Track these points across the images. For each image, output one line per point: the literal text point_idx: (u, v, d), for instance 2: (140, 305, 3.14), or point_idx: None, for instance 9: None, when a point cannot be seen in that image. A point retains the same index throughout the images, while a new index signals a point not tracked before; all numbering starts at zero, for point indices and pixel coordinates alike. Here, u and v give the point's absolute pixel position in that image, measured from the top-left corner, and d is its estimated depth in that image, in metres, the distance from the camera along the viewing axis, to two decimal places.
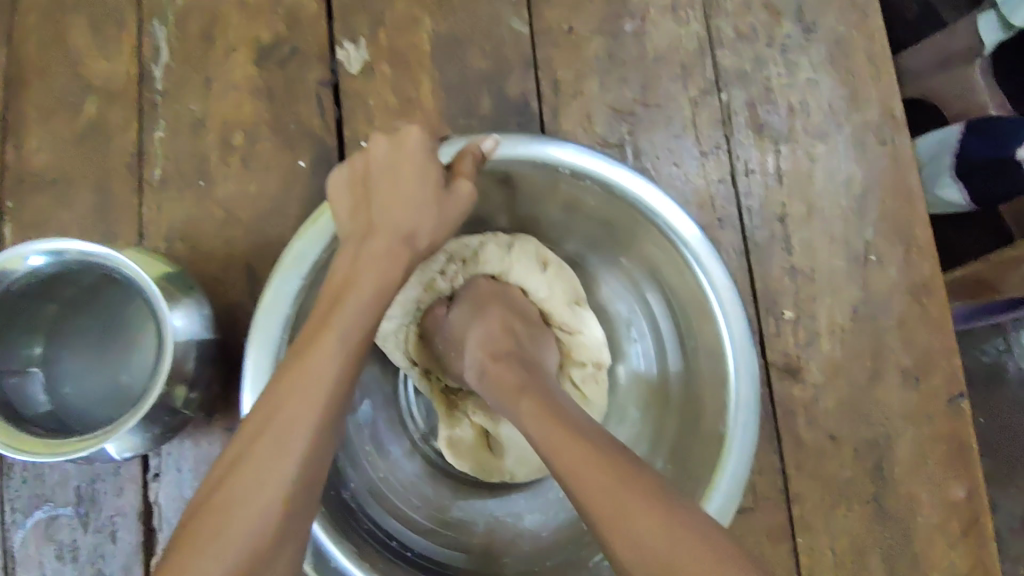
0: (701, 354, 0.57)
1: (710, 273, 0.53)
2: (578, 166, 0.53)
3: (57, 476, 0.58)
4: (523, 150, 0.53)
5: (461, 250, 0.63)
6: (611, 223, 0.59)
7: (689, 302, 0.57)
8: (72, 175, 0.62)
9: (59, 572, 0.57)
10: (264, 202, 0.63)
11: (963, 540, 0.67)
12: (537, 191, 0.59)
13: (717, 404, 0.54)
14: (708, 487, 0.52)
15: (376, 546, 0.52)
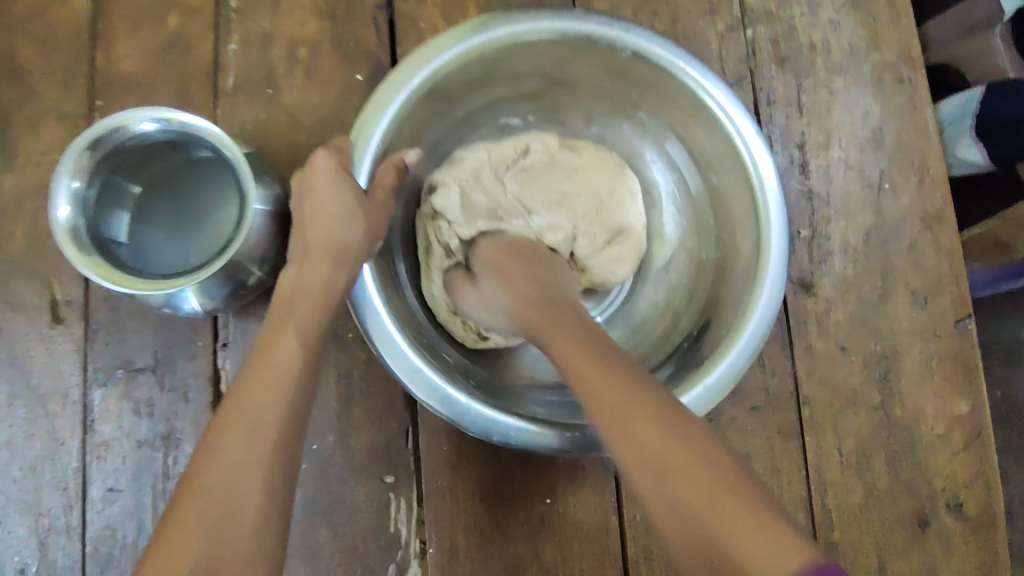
0: (732, 199, 0.65)
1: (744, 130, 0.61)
2: (592, 29, 0.61)
3: (138, 340, 0.65)
4: (536, 22, 0.60)
5: (440, 231, 0.65)
6: (637, 87, 0.67)
7: (719, 153, 0.64)
8: (155, 79, 0.69)
9: (136, 425, 0.64)
10: (325, 110, 0.69)
11: (968, 451, 0.71)
12: (556, 66, 0.66)
13: (751, 236, 0.62)
14: (734, 333, 0.58)
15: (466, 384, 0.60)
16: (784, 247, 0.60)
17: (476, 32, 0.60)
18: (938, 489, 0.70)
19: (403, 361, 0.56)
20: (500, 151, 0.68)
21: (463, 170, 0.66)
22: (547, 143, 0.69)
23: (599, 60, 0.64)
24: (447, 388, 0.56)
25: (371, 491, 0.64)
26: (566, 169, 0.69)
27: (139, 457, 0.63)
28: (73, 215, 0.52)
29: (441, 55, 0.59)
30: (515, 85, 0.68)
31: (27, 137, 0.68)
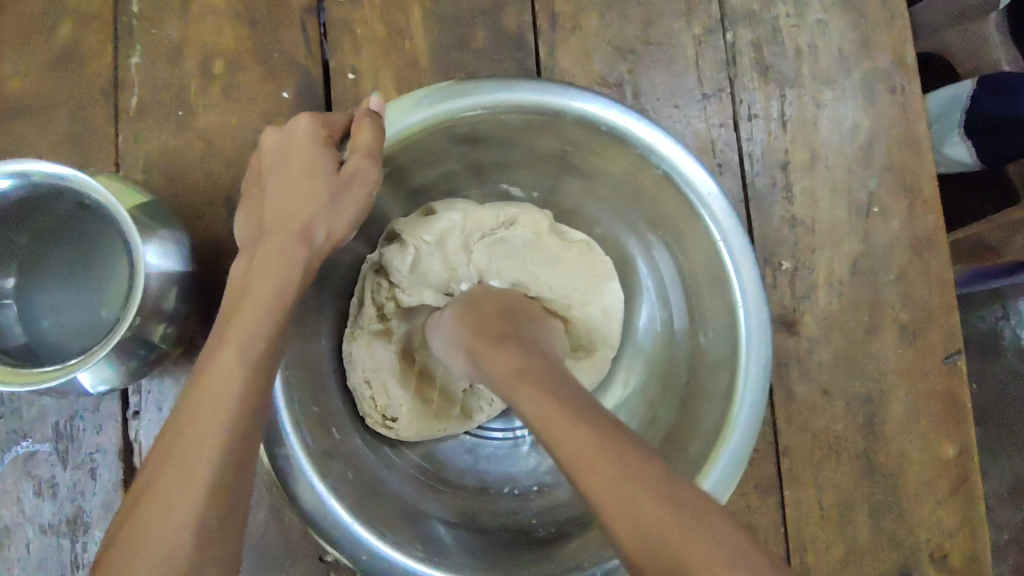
0: (710, 319, 0.55)
1: (743, 265, 0.52)
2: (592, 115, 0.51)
3: (34, 411, 0.57)
4: (509, 93, 0.51)
5: (380, 288, 0.58)
6: (623, 174, 0.57)
7: (706, 270, 0.55)
8: (45, 102, 0.59)
9: (38, 508, 0.56)
10: (246, 135, 0.60)
11: (954, 497, 0.67)
12: (535, 141, 0.56)
13: (724, 373, 0.53)
14: (707, 464, 0.50)
15: (405, 523, 0.51)
16: (761, 394, 0.50)
17: (442, 98, 0.50)
18: (922, 539, 0.66)
19: (313, 498, 0.47)
20: (484, 216, 0.59)
21: (429, 231, 0.58)
22: (537, 222, 0.60)
23: (583, 141, 0.55)
24: (362, 532, 0.48)
25: (310, 571, 0.58)
26: (545, 254, 0.62)
27: (44, 544, 0.56)
28: None
29: (400, 120, 0.50)
30: (495, 154, 0.59)
31: None
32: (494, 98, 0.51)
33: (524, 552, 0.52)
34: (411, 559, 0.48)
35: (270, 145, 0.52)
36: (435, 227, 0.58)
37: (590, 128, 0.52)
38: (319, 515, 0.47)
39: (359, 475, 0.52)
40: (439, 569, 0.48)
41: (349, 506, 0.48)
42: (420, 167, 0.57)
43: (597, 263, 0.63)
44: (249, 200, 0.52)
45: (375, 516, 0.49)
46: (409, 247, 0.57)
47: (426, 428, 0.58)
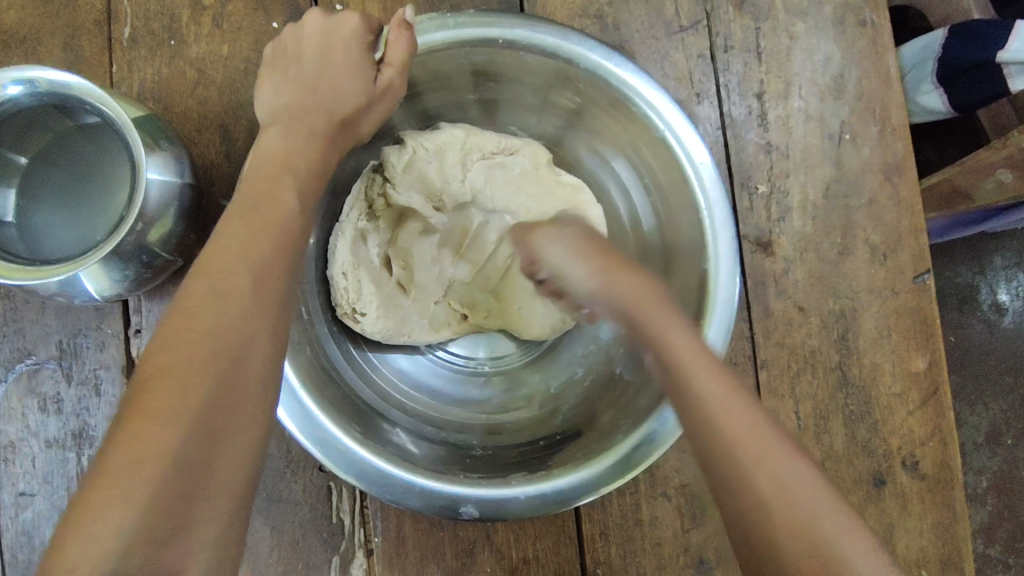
0: (683, 256, 0.59)
1: (715, 210, 0.55)
2: (602, 65, 0.54)
3: (38, 330, 0.58)
4: (532, 31, 0.54)
5: (375, 184, 0.59)
6: (624, 131, 0.59)
7: (681, 214, 0.57)
8: (42, 33, 0.61)
9: (44, 424, 0.58)
10: (236, 63, 0.62)
11: (924, 408, 0.70)
12: (547, 86, 0.59)
13: (692, 302, 0.56)
14: (706, 318, 0.54)
15: (381, 436, 0.53)
16: (727, 318, 0.54)
17: (468, 24, 0.53)
18: (894, 447, 0.70)
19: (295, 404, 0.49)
20: (486, 142, 0.61)
21: (429, 140, 0.59)
22: (537, 153, 0.63)
23: (593, 94, 0.58)
24: (323, 420, 0.50)
25: (309, 480, 0.60)
26: (536, 181, 0.64)
27: (50, 458, 0.58)
28: None
29: (425, 37, 0.54)
30: (506, 93, 0.62)
31: None
32: (521, 36, 0.54)
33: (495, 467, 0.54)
34: (386, 464, 0.50)
35: (314, 27, 0.55)
36: (434, 140, 0.59)
37: (600, 79, 0.55)
38: (301, 422, 0.49)
39: (329, 377, 0.54)
40: (415, 473, 0.50)
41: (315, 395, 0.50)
42: (443, 88, 0.61)
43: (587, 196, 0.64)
44: (274, 72, 0.55)
45: (353, 424, 0.52)
46: (408, 148, 0.58)
47: (392, 326, 0.60)
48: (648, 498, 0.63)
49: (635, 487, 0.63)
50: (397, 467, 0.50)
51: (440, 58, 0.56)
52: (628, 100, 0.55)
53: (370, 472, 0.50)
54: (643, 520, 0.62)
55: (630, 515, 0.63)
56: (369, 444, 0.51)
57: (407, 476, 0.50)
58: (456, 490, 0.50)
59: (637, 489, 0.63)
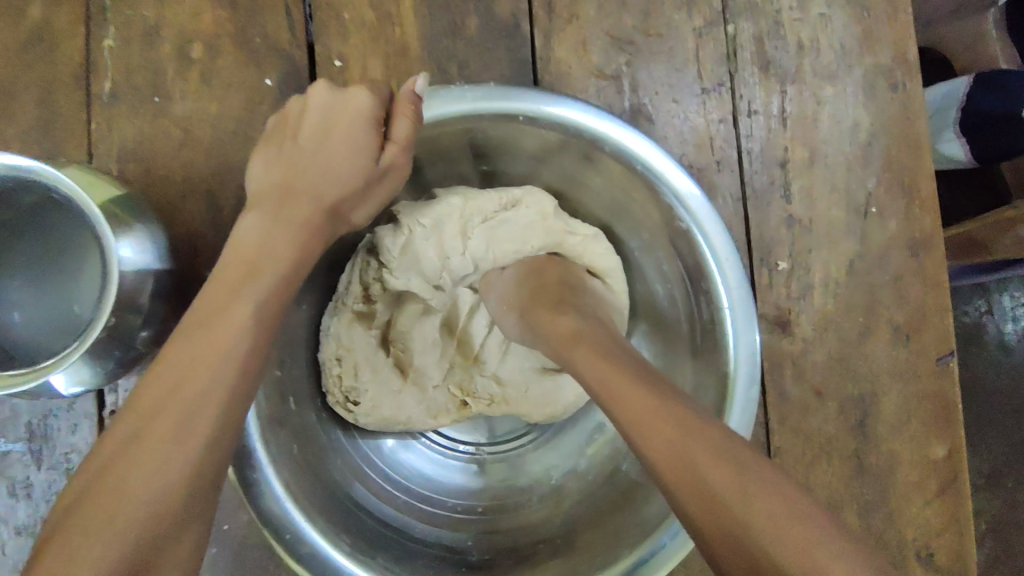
0: (700, 345, 0.55)
1: (739, 311, 0.50)
2: (626, 148, 0.50)
3: (7, 410, 0.54)
4: (551, 107, 0.50)
5: (368, 270, 0.56)
6: (642, 211, 0.55)
7: (701, 305, 0.53)
8: (14, 86, 0.56)
9: (12, 509, 0.54)
10: (226, 123, 0.57)
11: (942, 498, 0.67)
12: (564, 160, 0.56)
13: (711, 399, 0.53)
14: (726, 406, 0.50)
15: (377, 543, 0.50)
16: (751, 418, 0.50)
17: (483, 97, 0.49)
18: (909, 538, 0.67)
19: (285, 520, 0.46)
20: (488, 203, 0.56)
21: (427, 214, 0.55)
22: (541, 205, 0.58)
23: (615, 174, 0.54)
24: (313, 536, 0.46)
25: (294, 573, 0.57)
26: (546, 239, 0.59)
27: (19, 547, 0.54)
28: None
29: (436, 110, 0.50)
30: (522, 165, 0.58)
31: None
32: (540, 114, 0.50)
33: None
34: None
35: (321, 100, 0.50)
36: (431, 212, 0.55)
37: (624, 162, 0.51)
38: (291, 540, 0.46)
39: (320, 478, 0.50)
40: None
41: (303, 508, 0.46)
42: (453, 157, 0.57)
43: (600, 250, 0.60)
44: (269, 145, 0.51)
45: (347, 534, 0.48)
46: (403, 228, 0.55)
47: (387, 414, 0.57)
48: None
49: None
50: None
51: (451, 132, 0.52)
52: (649, 182, 0.51)
53: None
54: None
55: None
56: (363, 560, 0.47)
57: None
58: None
59: None
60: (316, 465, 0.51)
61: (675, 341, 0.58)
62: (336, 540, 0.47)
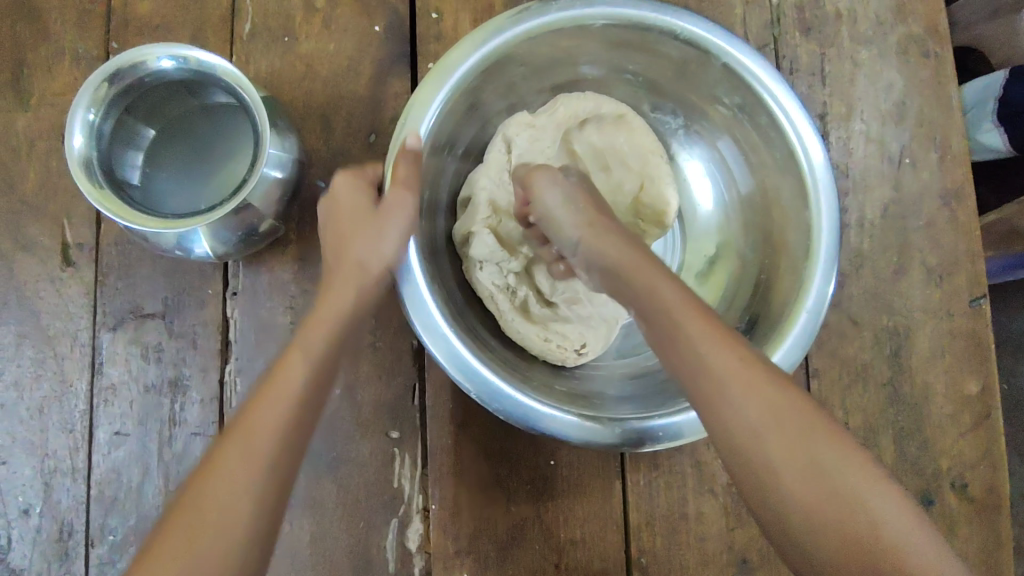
0: (787, 222, 0.61)
1: (817, 169, 0.58)
2: (710, 41, 0.59)
3: (146, 285, 0.64)
4: (578, 9, 0.57)
5: (495, 276, 0.62)
6: (704, 90, 0.64)
7: (782, 173, 0.61)
8: (173, 24, 0.68)
9: (144, 370, 0.63)
10: (341, 60, 0.68)
11: (975, 432, 0.71)
12: (607, 53, 0.64)
13: (798, 242, 0.60)
14: (776, 341, 0.56)
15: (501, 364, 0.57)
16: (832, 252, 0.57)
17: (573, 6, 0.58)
18: (943, 467, 0.70)
19: (433, 330, 0.54)
20: (497, 165, 0.64)
21: (479, 211, 0.62)
22: (520, 120, 0.64)
23: (656, 50, 0.62)
24: (460, 344, 0.54)
25: (377, 445, 0.64)
26: (558, 131, 0.65)
27: (147, 402, 0.63)
28: (87, 146, 0.52)
29: (537, 19, 0.57)
30: (566, 73, 0.67)
31: (42, 77, 0.66)
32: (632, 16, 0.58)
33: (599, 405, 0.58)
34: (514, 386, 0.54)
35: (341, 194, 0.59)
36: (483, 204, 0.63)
37: (707, 55, 0.60)
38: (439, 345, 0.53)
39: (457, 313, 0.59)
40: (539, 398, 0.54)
41: (460, 336, 0.54)
42: (534, 69, 0.64)
43: (606, 105, 0.65)
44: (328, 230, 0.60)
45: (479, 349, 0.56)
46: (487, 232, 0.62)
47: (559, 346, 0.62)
48: (694, 495, 0.66)
49: (683, 481, 0.66)
50: (536, 402, 0.54)
51: (545, 42, 0.60)
52: (703, 52, 0.60)
53: (496, 394, 0.53)
54: (689, 514, 0.66)
55: (676, 507, 0.66)
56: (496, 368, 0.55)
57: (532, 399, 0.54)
58: (566, 418, 0.54)
59: (684, 482, 0.66)
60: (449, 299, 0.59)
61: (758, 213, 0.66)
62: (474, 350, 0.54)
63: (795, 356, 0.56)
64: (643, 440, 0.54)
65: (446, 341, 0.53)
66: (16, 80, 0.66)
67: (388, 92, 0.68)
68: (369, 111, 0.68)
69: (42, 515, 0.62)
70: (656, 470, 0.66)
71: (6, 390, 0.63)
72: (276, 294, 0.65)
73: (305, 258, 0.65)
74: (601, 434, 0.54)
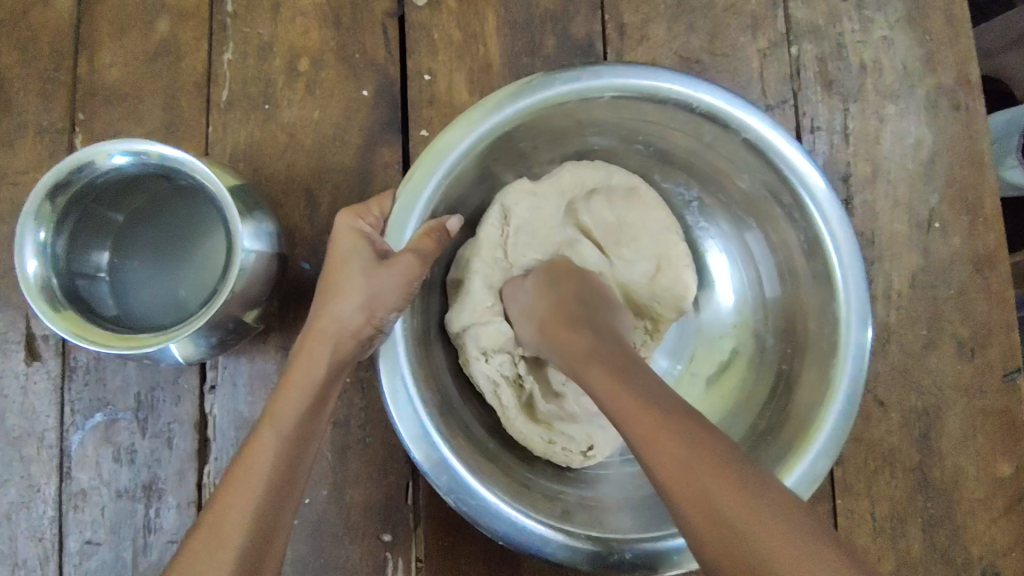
0: (812, 315, 0.56)
1: (846, 262, 0.53)
2: (732, 117, 0.53)
3: (119, 380, 0.59)
4: (582, 82, 0.52)
5: (497, 368, 0.59)
6: (722, 162, 0.58)
7: (808, 261, 0.56)
8: (143, 92, 0.63)
9: (116, 473, 0.59)
10: (326, 129, 0.63)
11: (1009, 518, 0.66)
12: (617, 123, 0.58)
13: (821, 342, 0.55)
14: (789, 463, 0.52)
15: (495, 472, 0.53)
16: (862, 358, 0.52)
17: (587, 79, 0.52)
18: (975, 557, 0.66)
19: (422, 439, 0.50)
20: (491, 244, 0.59)
21: (482, 298, 0.58)
22: (517, 188, 0.58)
23: (669, 121, 0.56)
24: (449, 457, 0.50)
25: (369, 550, 0.60)
26: (562, 200, 0.59)
27: (119, 507, 0.58)
28: (43, 270, 0.48)
29: (546, 92, 0.52)
30: (574, 143, 0.61)
31: (2, 153, 0.62)
32: (644, 90, 0.52)
33: (597, 514, 0.54)
34: (505, 503, 0.50)
35: (342, 249, 0.54)
36: (483, 294, 0.58)
37: (728, 132, 0.54)
38: (429, 458, 0.50)
39: (451, 414, 0.55)
40: (532, 516, 0.50)
41: (449, 444, 0.51)
42: (538, 143, 0.59)
43: (618, 176, 0.60)
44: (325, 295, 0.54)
45: (471, 457, 0.52)
46: (490, 322, 0.58)
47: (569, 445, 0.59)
48: None
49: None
50: (528, 518, 0.50)
51: (550, 117, 0.54)
52: (720, 126, 0.54)
53: (485, 512, 0.50)
54: None
55: None
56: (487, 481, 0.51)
57: (522, 517, 0.50)
58: (559, 537, 0.50)
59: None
60: (443, 399, 0.55)
61: (777, 300, 0.61)
62: (464, 460, 0.51)
63: (805, 481, 0.51)
64: (640, 565, 0.50)
65: (435, 454, 0.50)
66: None
67: (377, 163, 0.63)
68: (357, 184, 0.63)
69: None
70: None
71: None
72: (258, 388, 0.60)
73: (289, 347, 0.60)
74: (594, 557, 0.50)
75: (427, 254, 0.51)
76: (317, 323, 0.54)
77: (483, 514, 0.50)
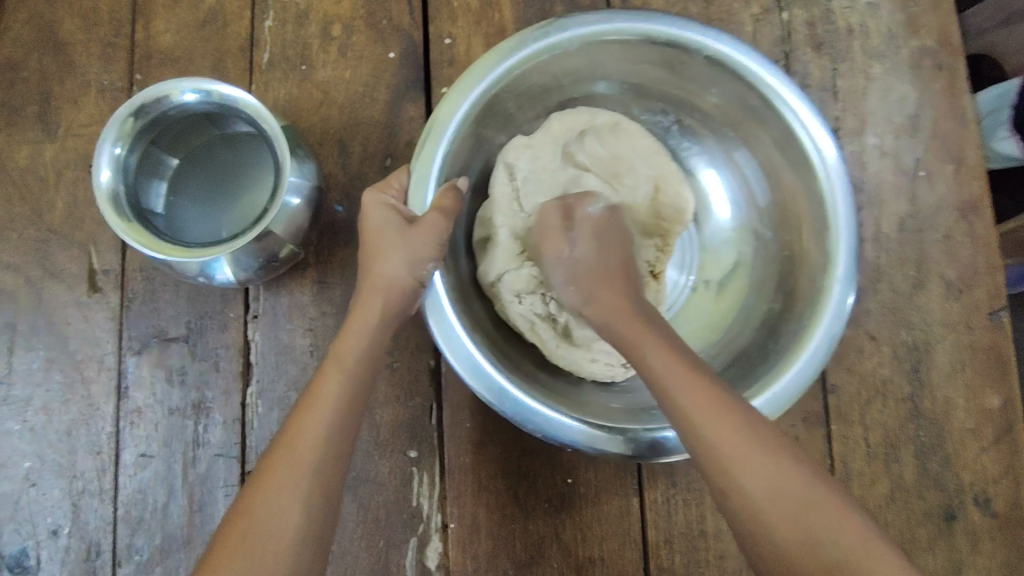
0: (803, 212, 0.63)
1: (836, 178, 0.59)
2: (730, 54, 0.59)
3: (171, 309, 0.66)
4: (552, 36, 0.58)
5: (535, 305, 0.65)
6: (691, 85, 0.65)
7: (800, 184, 0.62)
8: (193, 55, 0.70)
9: (168, 393, 0.65)
10: (357, 87, 0.70)
11: (998, 447, 0.70)
12: (590, 70, 0.65)
13: (817, 257, 0.60)
14: (762, 386, 0.56)
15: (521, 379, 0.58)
16: (853, 263, 0.58)
17: (599, 24, 0.58)
18: (966, 483, 0.69)
19: (458, 347, 0.55)
20: (505, 199, 0.65)
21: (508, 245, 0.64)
22: (518, 147, 0.66)
23: (654, 57, 0.62)
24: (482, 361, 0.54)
25: (396, 464, 0.65)
26: (556, 146, 0.67)
27: (171, 423, 0.64)
28: (114, 180, 0.54)
29: (560, 36, 0.58)
30: (582, 88, 0.68)
31: (68, 109, 0.69)
32: (651, 32, 0.59)
33: (616, 416, 0.59)
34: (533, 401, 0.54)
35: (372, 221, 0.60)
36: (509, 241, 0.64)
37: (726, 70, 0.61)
38: (465, 362, 0.54)
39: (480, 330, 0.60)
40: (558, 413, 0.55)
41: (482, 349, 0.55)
42: (550, 87, 0.65)
43: (600, 115, 0.67)
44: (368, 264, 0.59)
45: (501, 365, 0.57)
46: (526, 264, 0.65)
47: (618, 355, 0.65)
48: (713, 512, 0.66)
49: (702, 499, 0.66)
50: (554, 414, 0.55)
51: (562, 60, 0.61)
52: (719, 66, 0.60)
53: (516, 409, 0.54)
54: (708, 532, 0.65)
55: (695, 525, 0.66)
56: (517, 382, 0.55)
57: (548, 413, 0.55)
58: (580, 431, 0.55)
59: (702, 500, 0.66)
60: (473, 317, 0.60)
61: (776, 223, 0.67)
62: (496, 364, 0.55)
63: (771, 409, 0.56)
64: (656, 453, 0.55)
65: (471, 358, 0.54)
66: (43, 113, 0.68)
67: (403, 116, 0.70)
68: (384, 135, 0.69)
69: (70, 535, 0.63)
70: (674, 487, 0.66)
71: (36, 414, 0.64)
72: (296, 316, 0.66)
73: (324, 280, 0.66)
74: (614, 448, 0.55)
75: (451, 209, 0.57)
76: (367, 285, 0.59)
77: (513, 412, 0.54)
